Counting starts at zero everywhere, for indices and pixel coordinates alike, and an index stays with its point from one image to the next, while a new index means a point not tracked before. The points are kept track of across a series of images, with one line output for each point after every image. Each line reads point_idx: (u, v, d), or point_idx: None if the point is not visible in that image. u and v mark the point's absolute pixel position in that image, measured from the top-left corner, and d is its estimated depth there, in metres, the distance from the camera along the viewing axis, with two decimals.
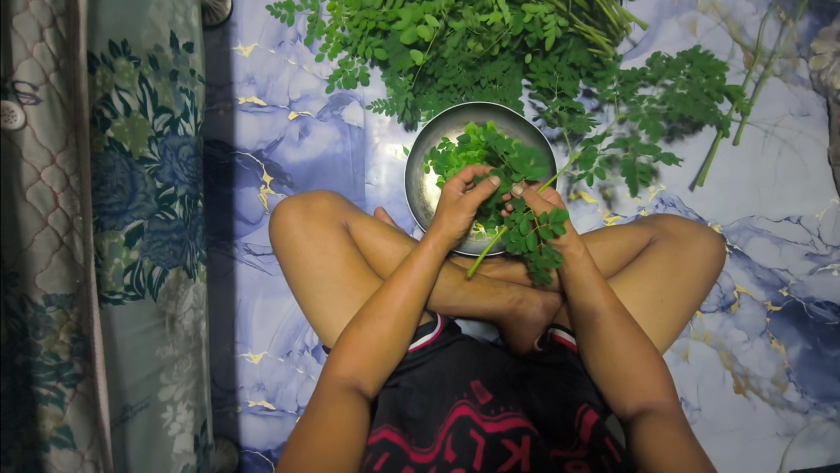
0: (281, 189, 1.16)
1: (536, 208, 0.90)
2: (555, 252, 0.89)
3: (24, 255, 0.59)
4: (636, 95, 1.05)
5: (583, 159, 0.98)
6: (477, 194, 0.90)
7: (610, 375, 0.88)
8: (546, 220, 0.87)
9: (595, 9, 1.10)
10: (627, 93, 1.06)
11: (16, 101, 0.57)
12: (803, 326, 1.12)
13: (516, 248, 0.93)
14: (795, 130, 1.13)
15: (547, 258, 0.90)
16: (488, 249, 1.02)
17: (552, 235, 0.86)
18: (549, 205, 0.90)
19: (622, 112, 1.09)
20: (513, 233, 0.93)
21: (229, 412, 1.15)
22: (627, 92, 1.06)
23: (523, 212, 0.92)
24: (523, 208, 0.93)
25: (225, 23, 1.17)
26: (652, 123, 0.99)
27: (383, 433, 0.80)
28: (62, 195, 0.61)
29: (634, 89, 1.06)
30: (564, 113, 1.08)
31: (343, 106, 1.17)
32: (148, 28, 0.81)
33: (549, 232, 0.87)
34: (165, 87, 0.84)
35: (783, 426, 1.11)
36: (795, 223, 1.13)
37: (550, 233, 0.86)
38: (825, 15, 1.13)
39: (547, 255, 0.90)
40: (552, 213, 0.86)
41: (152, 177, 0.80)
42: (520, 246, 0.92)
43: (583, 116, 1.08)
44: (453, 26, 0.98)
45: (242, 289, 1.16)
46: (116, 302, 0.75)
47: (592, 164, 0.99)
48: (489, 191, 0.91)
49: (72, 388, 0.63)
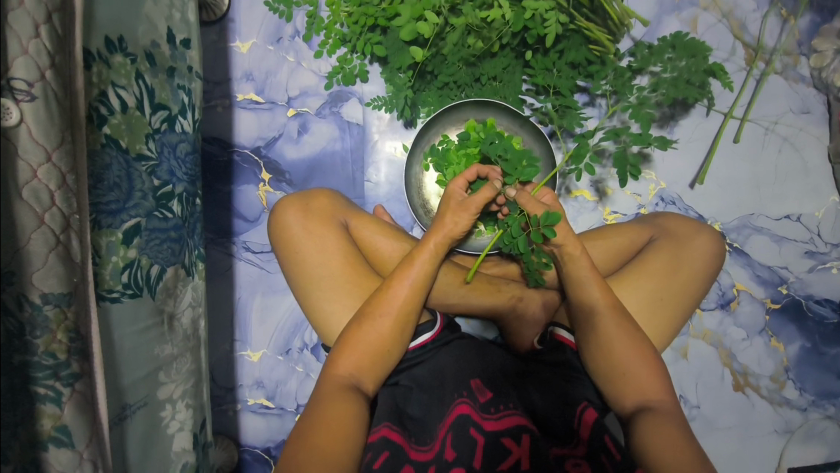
0: (280, 187, 1.16)
1: (530, 209, 0.91)
2: (545, 257, 0.92)
3: (20, 254, 0.59)
4: (628, 86, 1.04)
5: (576, 153, 0.97)
6: (481, 198, 0.91)
7: (610, 373, 0.88)
8: (538, 224, 0.88)
9: (595, 5, 1.08)
10: (620, 86, 1.05)
11: (11, 98, 0.57)
12: (802, 324, 1.12)
13: (511, 249, 0.96)
14: (796, 127, 1.13)
15: (539, 262, 0.93)
16: (488, 248, 1.02)
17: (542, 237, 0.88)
18: (543, 206, 0.90)
19: (614, 106, 1.10)
20: (507, 235, 0.95)
21: (229, 410, 1.15)
22: (620, 84, 1.05)
23: (518, 214, 0.93)
24: (518, 211, 0.93)
25: (223, 19, 1.16)
26: (643, 113, 0.98)
27: (383, 431, 0.80)
28: (58, 193, 0.61)
29: (627, 82, 1.05)
30: (557, 111, 1.06)
31: (342, 103, 1.16)
32: (145, 24, 0.80)
33: (539, 235, 0.88)
34: (162, 84, 0.83)
35: (782, 423, 1.11)
36: (795, 222, 1.13)
37: (538, 237, 0.88)
38: (826, 12, 1.12)
39: (538, 259, 0.92)
40: (542, 218, 0.87)
41: (149, 174, 0.79)
42: (514, 248, 0.95)
43: (578, 113, 1.07)
44: (453, 22, 0.97)
45: (241, 286, 1.15)
46: (114, 300, 0.74)
47: (583, 159, 0.98)
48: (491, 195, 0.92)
49: (71, 387, 0.63)
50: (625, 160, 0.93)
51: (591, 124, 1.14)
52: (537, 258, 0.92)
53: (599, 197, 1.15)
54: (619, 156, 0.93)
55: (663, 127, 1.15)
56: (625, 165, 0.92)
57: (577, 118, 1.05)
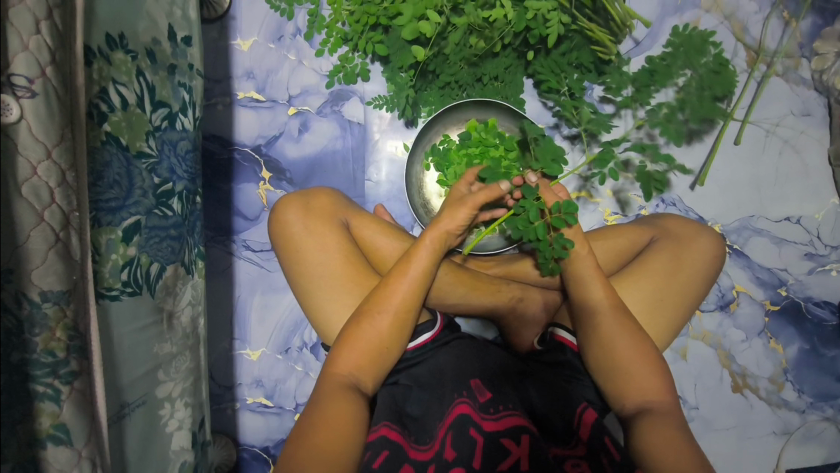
0: (280, 185, 1.15)
1: (548, 199, 0.92)
2: (566, 242, 0.87)
3: (20, 251, 0.58)
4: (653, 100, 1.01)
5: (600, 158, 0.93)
6: (480, 196, 0.91)
7: (610, 372, 0.87)
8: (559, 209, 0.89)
9: (599, 6, 1.08)
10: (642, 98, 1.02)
11: (11, 94, 0.56)
12: (800, 326, 1.12)
13: (522, 235, 0.92)
14: (796, 130, 1.13)
15: (557, 249, 0.88)
16: (473, 246, 1.05)
17: (565, 226, 0.89)
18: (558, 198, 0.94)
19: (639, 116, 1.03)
20: (521, 220, 0.91)
21: (227, 408, 1.15)
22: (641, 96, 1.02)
23: (533, 199, 0.91)
24: (534, 196, 0.91)
25: (224, 17, 1.15)
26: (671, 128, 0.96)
27: (382, 430, 0.79)
28: (58, 190, 0.60)
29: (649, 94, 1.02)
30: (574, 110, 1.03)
31: (343, 102, 1.16)
32: (145, 21, 0.80)
33: (562, 221, 0.88)
34: (163, 81, 0.83)
35: (780, 425, 1.11)
36: (795, 223, 1.14)
37: (563, 222, 0.88)
38: (828, 14, 1.12)
39: (558, 245, 0.88)
40: (565, 204, 0.88)
41: (149, 172, 0.79)
42: (529, 234, 0.91)
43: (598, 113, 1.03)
44: (454, 22, 0.97)
45: (240, 285, 1.15)
46: (114, 298, 0.74)
47: (606, 165, 0.94)
48: (495, 195, 0.92)
49: (69, 385, 0.63)
50: (649, 177, 0.90)
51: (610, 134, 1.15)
52: (554, 245, 0.88)
53: (601, 198, 1.15)
54: (643, 173, 0.90)
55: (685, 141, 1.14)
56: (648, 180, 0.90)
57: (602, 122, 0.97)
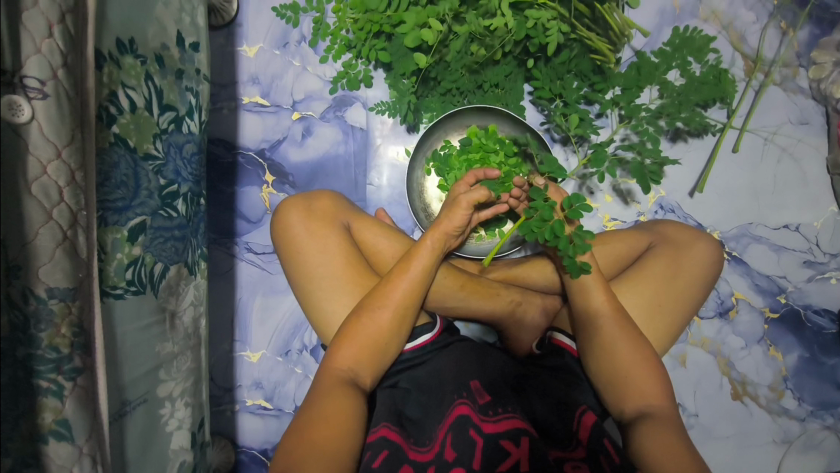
0: (283, 188, 1.17)
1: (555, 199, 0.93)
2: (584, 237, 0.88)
3: (28, 249, 0.60)
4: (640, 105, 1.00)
5: (595, 157, 0.98)
6: (475, 195, 0.94)
7: (609, 377, 0.88)
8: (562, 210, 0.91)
9: (597, 16, 1.09)
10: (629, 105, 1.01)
11: (24, 95, 0.58)
12: (800, 333, 1.12)
13: (536, 237, 0.90)
14: (794, 138, 1.14)
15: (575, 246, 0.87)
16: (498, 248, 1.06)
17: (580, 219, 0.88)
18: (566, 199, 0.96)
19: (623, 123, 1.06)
20: (533, 222, 0.90)
21: (227, 410, 1.15)
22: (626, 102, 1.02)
23: (542, 201, 0.91)
24: (543, 198, 0.91)
25: (231, 24, 1.18)
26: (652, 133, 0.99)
27: (382, 431, 0.81)
28: (67, 189, 0.62)
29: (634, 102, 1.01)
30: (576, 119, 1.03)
31: (346, 107, 1.18)
32: (154, 26, 0.82)
33: (577, 212, 0.87)
34: (171, 86, 0.85)
35: (781, 433, 1.11)
36: (794, 231, 1.14)
37: (579, 215, 0.87)
38: (825, 24, 1.14)
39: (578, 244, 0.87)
40: (574, 198, 0.89)
41: (156, 174, 0.81)
42: (541, 235, 0.89)
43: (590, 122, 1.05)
44: (456, 30, 0.99)
45: (242, 287, 1.16)
46: (118, 296, 0.75)
47: (602, 163, 0.98)
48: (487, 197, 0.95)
49: (72, 381, 0.64)
50: (643, 172, 0.96)
51: (603, 132, 1.16)
52: (576, 241, 0.87)
53: (601, 203, 1.17)
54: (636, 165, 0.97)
55: (669, 137, 1.15)
56: (644, 175, 0.96)
57: (592, 127, 1.03)
